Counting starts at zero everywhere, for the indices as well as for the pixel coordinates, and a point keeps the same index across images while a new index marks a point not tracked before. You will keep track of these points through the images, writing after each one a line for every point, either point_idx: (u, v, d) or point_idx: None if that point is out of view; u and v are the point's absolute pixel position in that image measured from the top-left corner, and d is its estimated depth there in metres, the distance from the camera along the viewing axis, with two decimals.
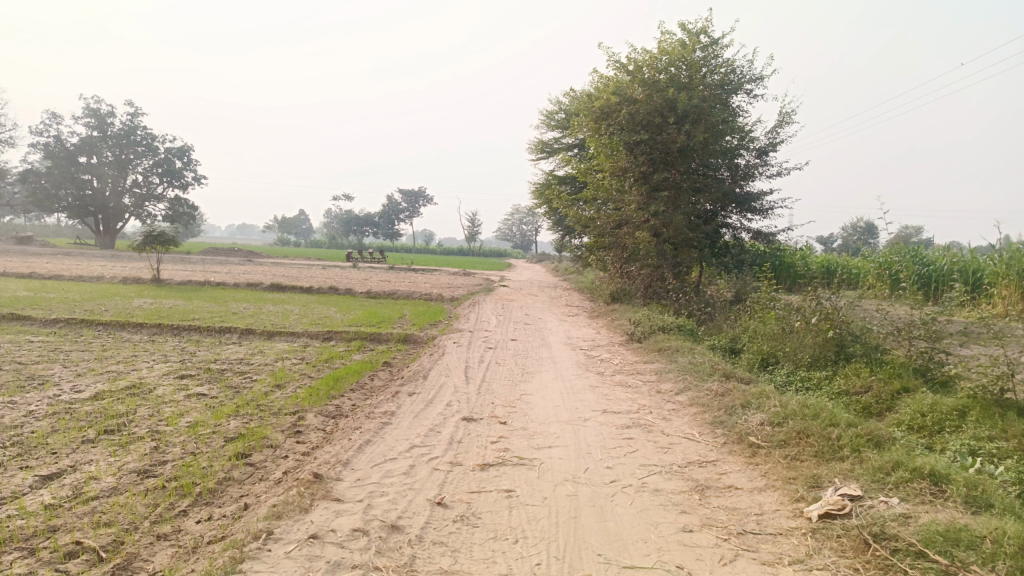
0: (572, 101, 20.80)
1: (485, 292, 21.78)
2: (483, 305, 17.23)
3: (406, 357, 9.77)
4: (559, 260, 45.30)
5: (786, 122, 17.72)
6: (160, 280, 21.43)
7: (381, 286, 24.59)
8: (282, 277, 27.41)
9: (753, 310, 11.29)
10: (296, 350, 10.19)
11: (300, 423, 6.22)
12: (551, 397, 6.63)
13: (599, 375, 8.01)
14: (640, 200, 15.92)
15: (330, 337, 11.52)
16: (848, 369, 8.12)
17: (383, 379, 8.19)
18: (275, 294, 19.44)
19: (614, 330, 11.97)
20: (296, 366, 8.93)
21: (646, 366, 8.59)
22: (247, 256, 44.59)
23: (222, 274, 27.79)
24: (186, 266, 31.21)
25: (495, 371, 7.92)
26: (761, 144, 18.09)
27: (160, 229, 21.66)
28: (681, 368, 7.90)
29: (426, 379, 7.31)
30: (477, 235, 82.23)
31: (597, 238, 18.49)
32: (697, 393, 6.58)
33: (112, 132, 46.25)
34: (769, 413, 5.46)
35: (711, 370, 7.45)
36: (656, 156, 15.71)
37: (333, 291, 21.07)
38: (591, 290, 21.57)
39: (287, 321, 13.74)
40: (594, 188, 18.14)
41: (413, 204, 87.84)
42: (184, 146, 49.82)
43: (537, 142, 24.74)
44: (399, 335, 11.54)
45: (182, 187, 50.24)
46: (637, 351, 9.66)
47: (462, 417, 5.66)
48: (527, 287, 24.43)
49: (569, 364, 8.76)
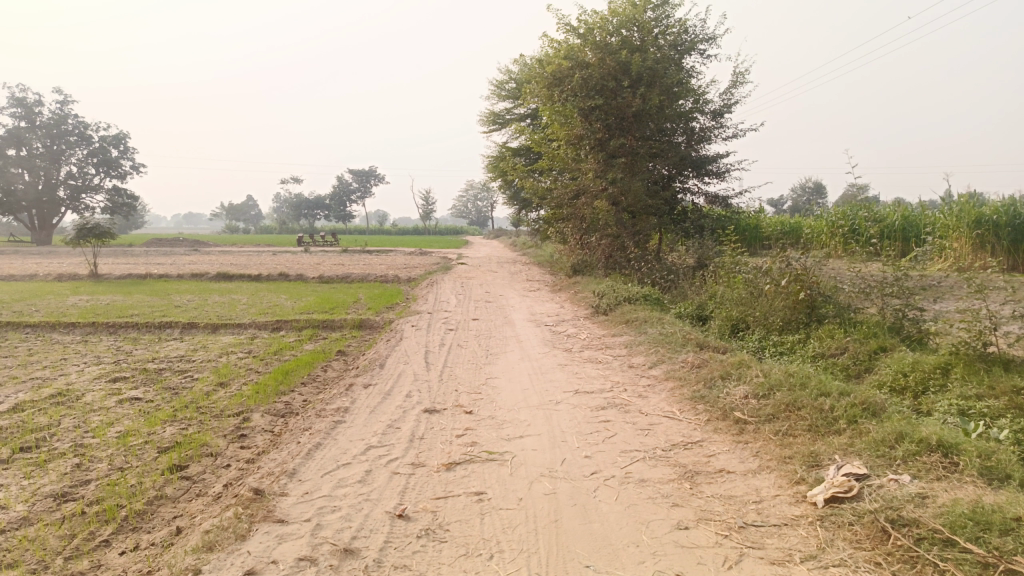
0: (522, 69, 20.20)
1: (442, 271, 21.23)
2: (440, 284, 16.67)
3: (362, 344, 9.22)
4: (516, 235, 44.78)
5: (740, 82, 17.45)
6: (99, 276, 20.33)
7: (335, 270, 23.83)
8: (231, 265, 26.41)
9: (718, 276, 11.01)
10: (243, 343, 9.55)
11: (245, 425, 5.66)
12: (518, 380, 6.19)
13: (567, 352, 7.59)
14: (597, 168, 15.49)
15: (280, 326, 10.88)
16: (822, 331, 7.87)
17: (337, 370, 7.65)
18: (222, 284, 18.56)
19: (578, 303, 11.58)
20: (243, 361, 8.31)
21: (614, 339, 8.22)
22: (194, 246, 43.08)
23: (167, 265, 26.63)
24: (128, 259, 29.86)
25: (457, 355, 7.44)
26: (715, 106, 17.82)
27: (95, 221, 20.49)
28: (651, 340, 7.54)
29: (383, 368, 6.80)
30: (431, 213, 81.12)
31: (555, 210, 18.05)
32: (672, 366, 6.22)
33: (41, 123, 43.98)
34: (752, 383, 5.12)
35: (683, 340, 7.10)
36: (611, 122, 15.28)
37: (284, 278, 20.25)
38: (551, 263, 21.17)
39: (234, 311, 13.01)
40: (549, 158, 17.65)
41: (365, 184, 86.25)
42: (120, 134, 47.65)
43: (488, 114, 24.11)
44: (354, 321, 10.96)
45: (120, 177, 48.13)
46: (603, 324, 9.28)
47: (423, 408, 5.17)
48: (485, 264, 23.94)
49: (534, 342, 8.33)
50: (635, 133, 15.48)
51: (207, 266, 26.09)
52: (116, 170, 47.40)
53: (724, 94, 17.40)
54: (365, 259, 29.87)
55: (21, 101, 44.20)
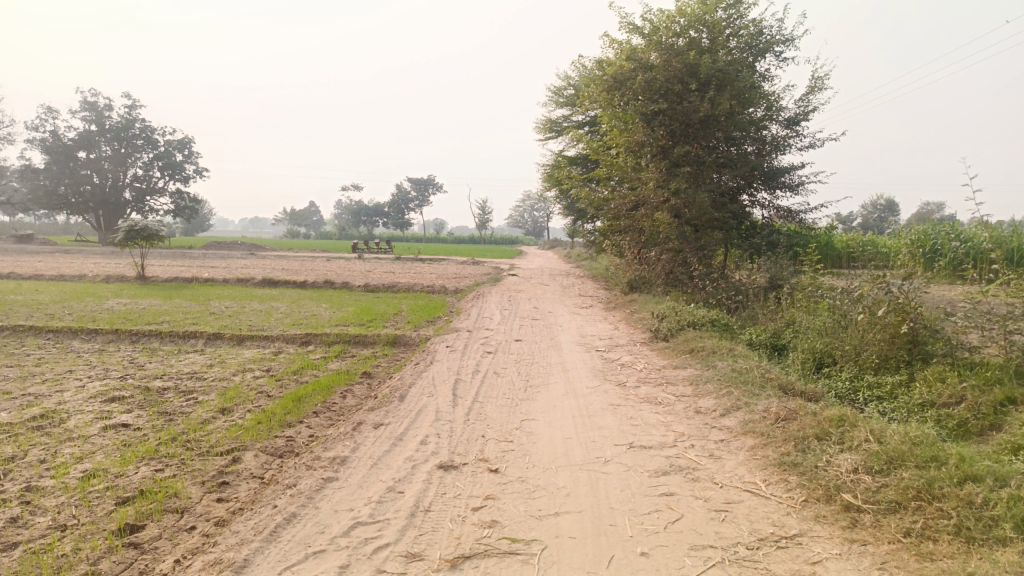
0: (581, 74, 19.16)
1: (492, 282, 20.29)
2: (488, 298, 15.73)
3: (391, 365, 8.30)
4: (572, 246, 43.55)
5: (819, 87, 16.05)
6: (146, 278, 20.11)
7: (383, 279, 23.19)
8: (280, 271, 26.08)
9: (797, 301, 9.72)
10: (263, 359, 8.73)
11: (231, 469, 4.75)
12: (560, 425, 5.12)
13: (621, 387, 6.48)
14: (659, 177, 14.30)
15: (309, 340, 10.05)
16: (929, 373, 6.55)
17: (356, 397, 6.72)
18: (265, 290, 18.00)
19: (634, 325, 10.43)
20: (257, 382, 7.47)
21: (676, 372, 7.08)
22: (251, 249, 43.42)
23: (217, 269, 26.49)
24: (182, 261, 29.93)
25: (492, 386, 6.42)
26: (789, 114, 16.52)
27: (144, 223, 20.31)
28: (721, 378, 6.37)
29: (403, 400, 5.83)
30: (488, 223, 80.59)
31: (612, 222, 16.92)
32: (750, 416, 5.05)
33: (111, 126, 45.14)
34: (862, 452, 3.93)
35: (761, 381, 5.93)
36: (676, 128, 14.09)
37: (329, 286, 19.61)
38: (606, 278, 19.99)
39: (267, 322, 12.29)
40: (608, 166, 16.54)
41: (423, 192, 86.52)
42: (185, 138, 48.62)
43: (545, 121, 23.14)
44: (387, 336, 10.07)
45: (184, 181, 49.05)
46: (663, 352, 8.13)
47: (438, 464, 4.16)
48: (538, 277, 22.91)
49: (583, 371, 7.24)
50: (701, 141, 14.28)
51: (257, 270, 25.75)
52: (180, 173, 48.32)
53: (800, 101, 16.05)
54: (416, 268, 29.23)
55: (93, 105, 45.50)
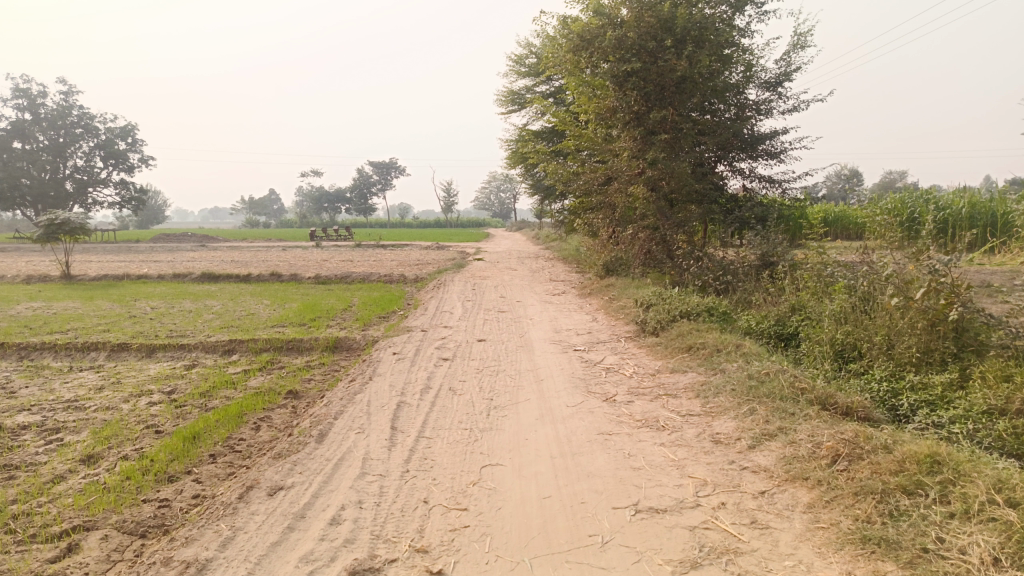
0: (544, 38, 17.63)
1: (455, 269, 18.77)
2: (450, 287, 14.20)
3: (326, 379, 6.80)
4: (542, 226, 42.08)
5: (801, 44, 14.77)
6: (72, 277, 18.14)
7: (339, 268, 21.51)
8: (228, 263, 24.16)
9: (804, 283, 8.42)
10: (170, 377, 7.16)
11: (54, 569, 3.23)
12: (536, 475, 3.70)
13: (610, 405, 5.08)
14: (634, 146, 12.94)
15: (233, 349, 8.48)
16: (988, 371, 5.28)
17: (271, 430, 5.24)
18: (203, 286, 16.21)
19: (616, 314, 9.08)
20: (149, 412, 5.90)
21: (675, 378, 5.73)
22: (203, 240, 41.12)
23: (160, 263, 24.49)
24: (124, 257, 27.73)
25: (445, 409, 4.97)
26: (769, 76, 15.17)
27: (66, 217, 18.25)
28: (736, 388, 5.02)
29: (324, 440, 4.35)
30: (453, 205, 78.70)
31: (583, 198, 15.53)
32: (793, 452, 3.70)
33: (45, 114, 42.28)
34: (994, 527, 2.59)
35: (791, 393, 4.59)
36: (650, 91, 12.70)
37: (276, 278, 17.86)
38: (577, 260, 18.65)
39: (193, 325, 10.64)
40: (578, 138, 15.08)
41: (387, 175, 84.20)
42: (129, 124, 45.93)
43: (506, 93, 21.59)
44: (326, 340, 8.53)
45: (128, 170, 46.28)
46: (655, 351, 6.76)
47: (348, 567, 2.72)
48: (505, 260, 21.46)
49: (560, 381, 5.83)
50: (678, 105, 12.91)
51: (201, 265, 23.71)
52: (124, 163, 45.59)
53: (781, 60, 14.78)
54: (375, 256, 27.50)
55: (25, 92, 42.55)
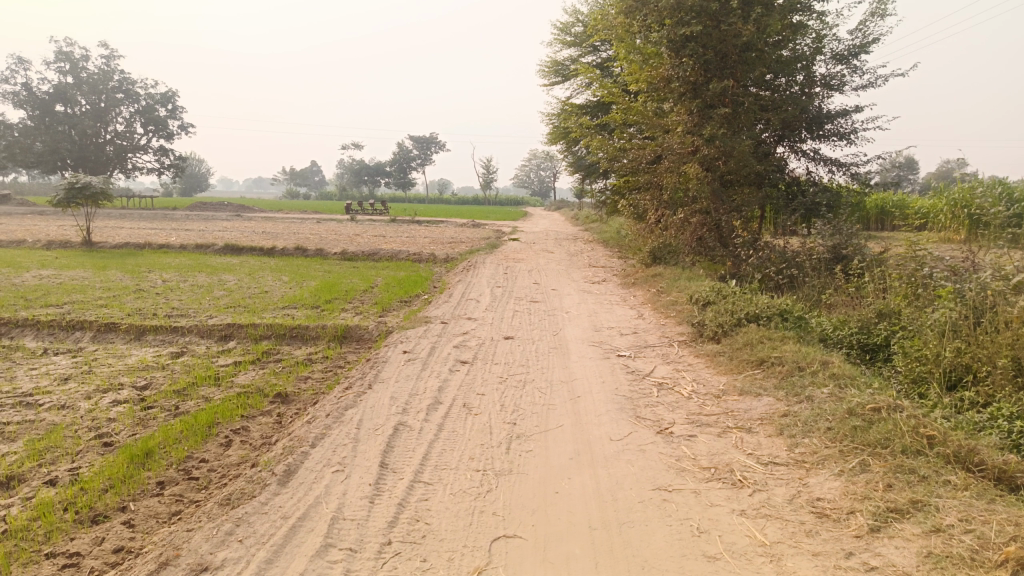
0: (594, 3, 16.25)
1: (488, 249, 17.65)
2: (480, 270, 13.13)
3: (325, 379, 5.80)
4: (581, 207, 40.76)
5: (881, 12, 13.17)
6: (92, 244, 17.49)
7: (368, 244, 20.56)
8: (256, 234, 23.42)
9: (892, 285, 7.14)
10: (149, 369, 6.20)
11: None
12: (568, 560, 2.62)
13: (666, 440, 3.96)
14: (688, 121, 11.59)
15: (229, 335, 7.51)
16: None
17: (242, 451, 4.24)
18: (223, 259, 15.40)
19: (665, 311, 7.91)
20: (107, 414, 4.94)
21: (746, 405, 4.56)
22: (238, 210, 40.71)
23: (187, 232, 23.83)
24: (154, 225, 27.15)
25: (455, 437, 3.90)
26: (841, 48, 13.62)
27: (88, 181, 17.56)
28: (832, 428, 3.85)
29: (290, 481, 3.31)
30: (492, 182, 77.49)
31: (628, 178, 14.25)
32: (944, 550, 2.55)
33: (87, 77, 42.09)
34: None
35: (916, 444, 3.41)
36: (709, 58, 11.30)
37: (300, 253, 16.96)
38: (619, 244, 17.40)
39: (197, 303, 9.73)
40: (626, 111, 13.78)
41: (426, 150, 83.21)
42: (168, 91, 45.58)
43: (550, 63, 20.25)
44: (335, 329, 7.51)
45: (167, 138, 46.04)
46: (716, 363, 5.59)
47: None
48: (541, 242, 20.28)
49: (601, 400, 4.72)
50: (740, 76, 11.52)
51: (229, 235, 23.05)
52: (163, 130, 45.33)
53: (857, 30, 13.22)
54: (408, 232, 26.49)
55: (67, 55, 42.30)
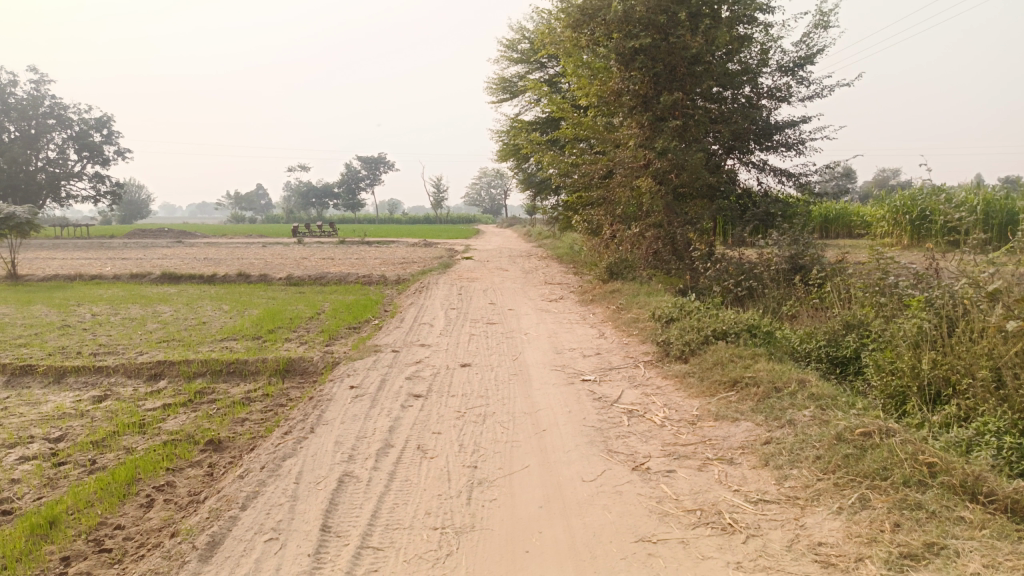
0: (541, 18, 16.07)
1: (440, 269, 17.19)
2: (433, 291, 12.68)
3: (264, 421, 5.27)
4: (533, 223, 40.62)
5: (824, 23, 13.27)
6: (17, 277, 16.42)
7: (316, 267, 19.88)
8: (198, 261, 22.47)
9: (857, 295, 6.97)
10: (66, 417, 5.57)
11: None
12: None
13: (643, 478, 3.59)
14: (641, 133, 11.42)
15: (160, 374, 6.89)
16: None
17: (164, 513, 3.70)
18: (160, 288, 14.58)
19: (628, 330, 7.59)
20: (9, 475, 4.34)
21: (725, 432, 4.23)
22: (180, 236, 39.32)
23: (124, 261, 22.72)
24: (88, 255, 25.88)
25: (409, 488, 3.45)
26: (787, 59, 13.68)
27: (11, 210, 16.50)
28: (821, 458, 3.54)
29: (214, 556, 2.82)
30: (443, 201, 77.03)
31: (582, 193, 14.01)
32: None
33: (14, 103, 40.28)
34: None
35: (917, 474, 3.11)
36: (660, 71, 11.17)
37: (244, 279, 16.21)
38: (574, 260, 17.15)
39: (128, 338, 9.02)
40: (577, 126, 13.56)
41: (375, 170, 82.33)
42: (103, 116, 43.97)
43: (498, 80, 20.01)
44: (277, 362, 6.96)
45: (103, 164, 44.32)
46: (687, 385, 5.27)
47: None
48: (495, 259, 19.91)
49: (569, 434, 4.33)
50: (691, 87, 11.41)
51: (170, 262, 22.09)
52: (98, 156, 43.64)
53: (802, 41, 13.30)
54: (357, 253, 25.82)
55: None
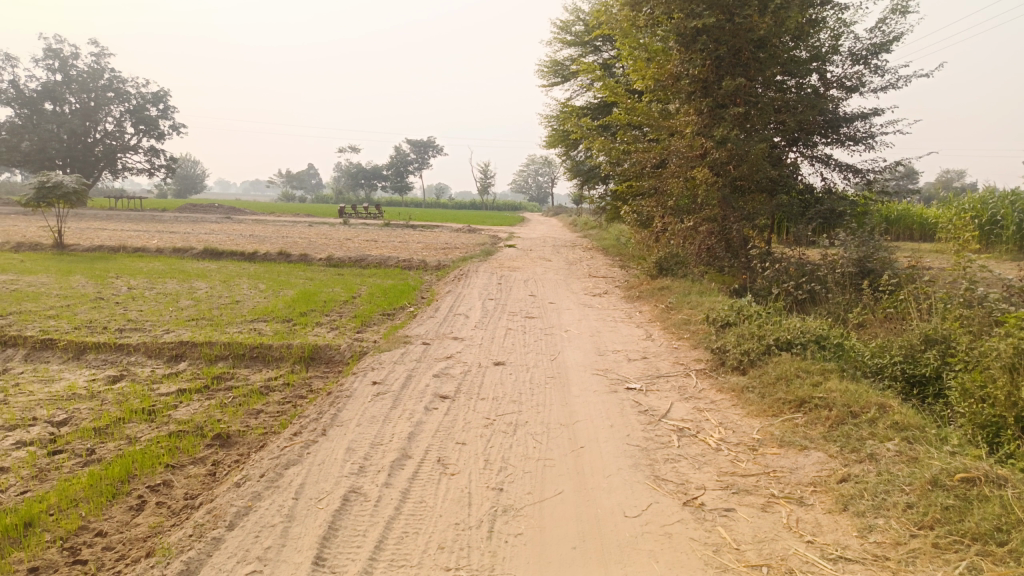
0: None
1: (482, 256, 16.75)
2: (472, 279, 12.24)
3: (279, 414, 4.88)
4: (580, 213, 39.92)
5: (905, 9, 12.31)
6: (64, 247, 16.54)
7: (357, 249, 19.64)
8: (242, 238, 22.45)
9: (939, 306, 6.24)
10: (76, 399, 5.27)
11: None
12: None
13: (696, 517, 3.05)
14: (699, 122, 10.74)
15: (180, 356, 6.58)
16: None
17: (152, 519, 3.31)
18: (199, 264, 14.46)
19: (677, 332, 7.01)
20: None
21: (791, 462, 3.66)
22: (229, 212, 39.77)
23: (170, 235, 22.85)
24: (138, 227, 26.16)
25: (422, 513, 2.98)
26: (861, 47, 12.75)
27: (60, 180, 16.62)
28: (913, 507, 2.95)
29: None
30: (490, 187, 76.65)
31: (632, 183, 13.38)
32: None
33: (76, 76, 41.15)
34: None
35: None
36: (723, 55, 10.44)
37: (283, 258, 16.02)
38: (621, 253, 16.51)
39: (158, 315, 8.80)
40: (631, 112, 12.89)
41: (424, 154, 82.41)
42: (160, 91, 44.65)
43: (549, 63, 19.40)
44: (302, 348, 6.59)
45: (158, 138, 45.04)
46: (745, 401, 4.69)
47: None
48: (540, 249, 19.37)
49: (610, 452, 3.81)
50: (756, 74, 10.66)
51: (215, 238, 22.15)
52: (154, 130, 44.39)
53: (878, 28, 12.36)
54: (400, 236, 25.57)
55: (56, 53, 41.33)
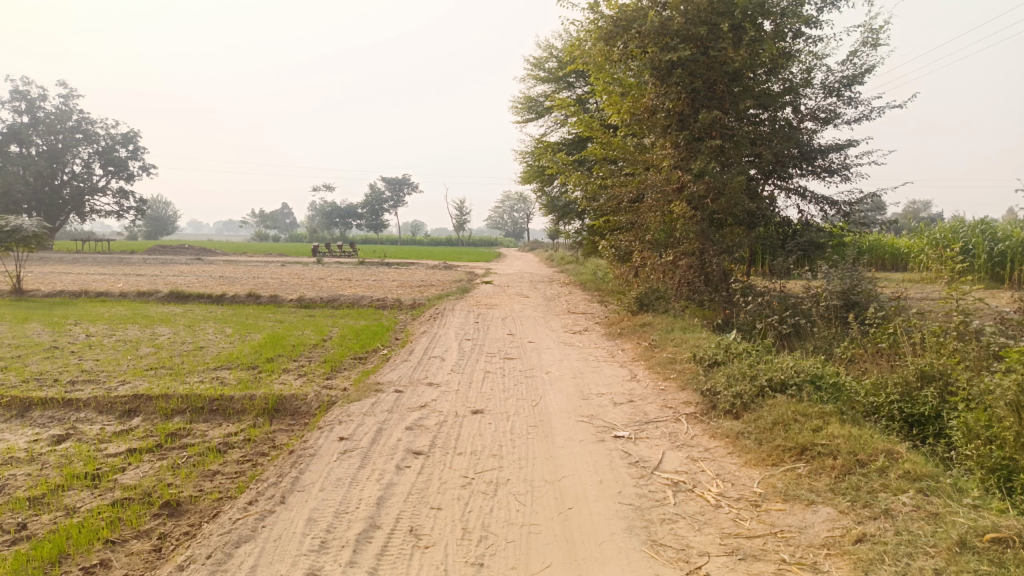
0: (570, 35, 15.41)
1: (459, 294, 16.41)
2: (448, 318, 11.88)
3: (237, 476, 4.46)
4: (556, 248, 39.89)
5: (874, 42, 12.42)
6: (23, 293, 15.90)
7: (331, 289, 19.19)
8: (212, 279, 21.89)
9: (933, 341, 6.01)
10: (12, 464, 4.80)
11: None
12: None
13: None
14: (676, 155, 10.61)
15: (134, 411, 6.12)
16: None
17: None
18: (165, 308, 13.92)
19: (663, 372, 6.71)
20: None
21: (799, 521, 3.34)
22: (200, 253, 39.07)
23: (138, 278, 22.21)
24: (104, 270, 25.45)
25: None
26: (833, 80, 12.81)
27: (19, 223, 16.04)
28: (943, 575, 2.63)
29: None
30: (465, 224, 76.64)
31: (609, 218, 13.20)
32: None
33: (43, 118, 40.52)
34: None
35: None
36: (698, 88, 10.36)
37: (253, 300, 15.53)
38: (599, 288, 16.27)
39: (115, 364, 8.31)
40: (606, 146, 12.77)
41: (399, 192, 82.37)
42: (130, 132, 44.13)
43: (523, 100, 19.36)
44: (266, 399, 6.17)
45: (127, 179, 44.37)
46: (741, 449, 4.38)
47: None
48: (517, 285, 19.08)
49: (601, 514, 3.46)
50: (731, 106, 10.59)
51: (184, 280, 21.57)
52: (124, 172, 43.73)
53: (849, 61, 12.44)
54: (375, 274, 25.14)
55: (23, 95, 40.73)
